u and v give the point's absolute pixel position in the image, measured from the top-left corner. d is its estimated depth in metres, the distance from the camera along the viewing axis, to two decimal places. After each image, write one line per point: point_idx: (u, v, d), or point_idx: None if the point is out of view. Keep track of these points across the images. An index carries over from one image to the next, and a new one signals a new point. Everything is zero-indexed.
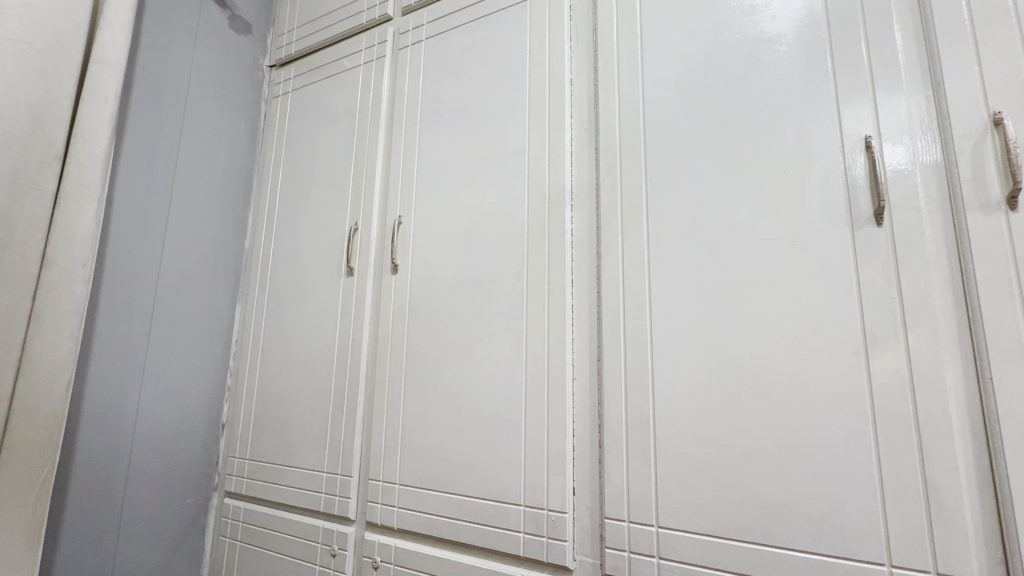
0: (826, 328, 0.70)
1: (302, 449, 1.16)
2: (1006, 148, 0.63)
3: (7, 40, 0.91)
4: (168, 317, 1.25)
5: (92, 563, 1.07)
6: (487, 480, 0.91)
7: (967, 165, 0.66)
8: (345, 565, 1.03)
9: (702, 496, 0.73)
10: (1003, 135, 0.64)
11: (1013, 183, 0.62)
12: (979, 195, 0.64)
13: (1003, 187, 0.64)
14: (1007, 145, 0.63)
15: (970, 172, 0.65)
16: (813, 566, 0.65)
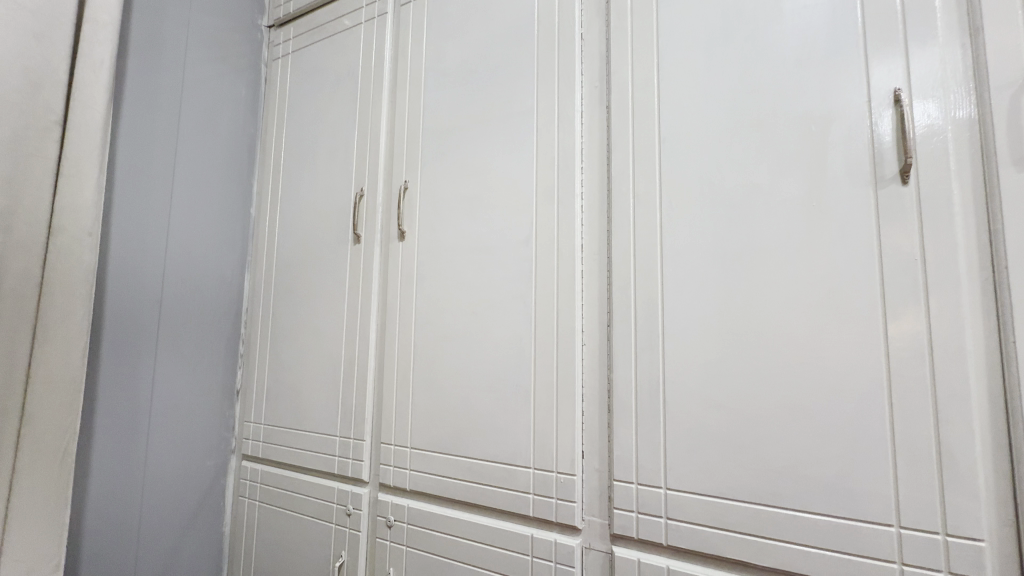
0: (844, 291, 0.68)
1: (315, 414, 1.18)
2: None
3: None
4: (179, 286, 1.26)
5: (120, 521, 1.12)
6: (497, 443, 0.92)
7: (1003, 119, 0.62)
8: (360, 524, 1.07)
9: (711, 458, 0.73)
10: None
11: None
12: (1014, 151, 0.61)
13: None
14: None
15: (1006, 126, 0.62)
16: (820, 527, 0.66)
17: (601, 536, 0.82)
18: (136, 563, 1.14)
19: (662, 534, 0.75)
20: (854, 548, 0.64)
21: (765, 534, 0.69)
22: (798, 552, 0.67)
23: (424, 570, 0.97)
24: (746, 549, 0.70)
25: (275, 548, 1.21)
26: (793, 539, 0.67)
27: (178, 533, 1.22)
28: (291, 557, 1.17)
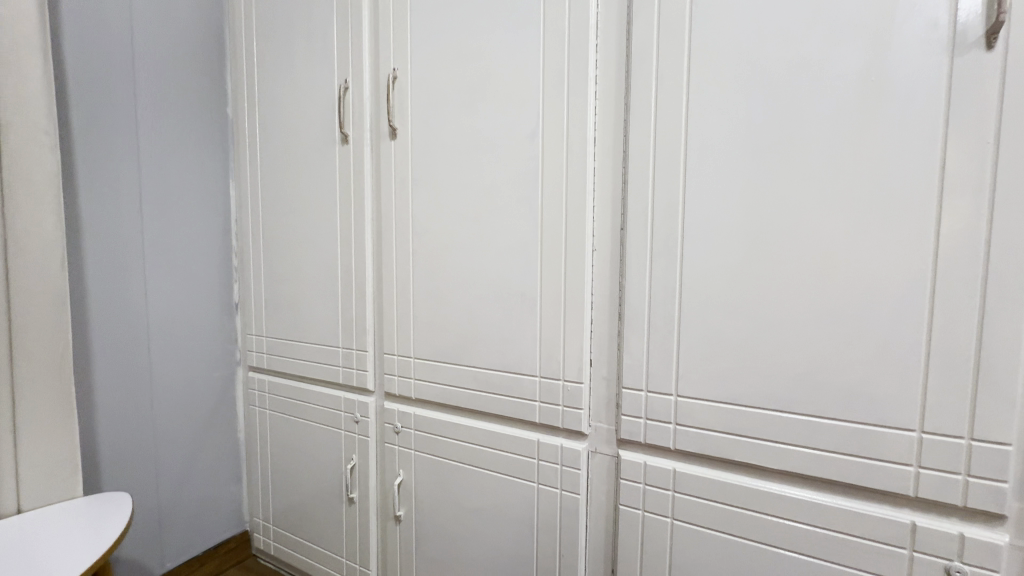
0: (895, 184, 0.59)
1: (315, 326, 1.16)
2: None
3: None
4: (158, 195, 1.17)
5: (133, 430, 1.13)
6: (502, 353, 0.89)
7: None
8: (368, 430, 1.08)
9: (725, 366, 0.70)
10: None
11: None
12: None
13: None
14: None
15: None
16: (836, 432, 0.64)
17: (607, 440, 0.82)
18: (157, 467, 1.18)
19: (670, 440, 0.75)
20: (869, 452, 0.62)
21: (777, 438, 0.67)
22: (809, 456, 0.65)
23: (433, 473, 1.00)
24: (756, 453, 0.69)
25: (289, 452, 1.25)
26: (806, 444, 0.66)
27: (194, 439, 1.25)
28: (305, 460, 1.22)
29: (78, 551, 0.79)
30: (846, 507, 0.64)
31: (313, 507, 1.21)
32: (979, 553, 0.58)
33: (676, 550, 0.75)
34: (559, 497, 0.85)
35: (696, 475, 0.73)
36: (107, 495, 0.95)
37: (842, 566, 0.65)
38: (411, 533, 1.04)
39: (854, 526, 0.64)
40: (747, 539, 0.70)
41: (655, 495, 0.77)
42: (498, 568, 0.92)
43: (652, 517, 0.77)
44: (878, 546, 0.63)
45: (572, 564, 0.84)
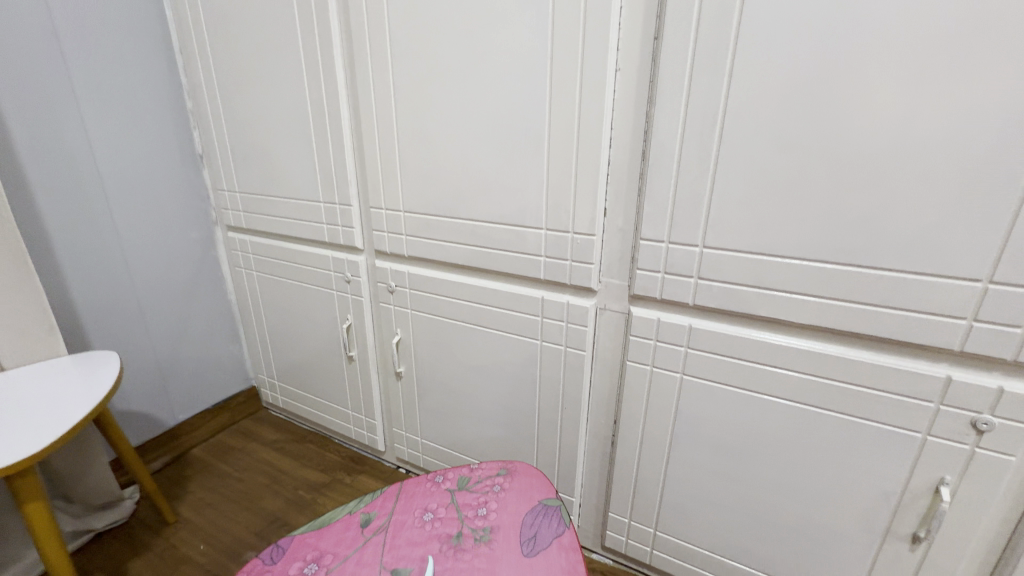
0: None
1: (291, 179, 1.03)
2: None
3: None
4: (75, 13, 0.93)
5: (110, 292, 1.06)
6: (503, 203, 0.78)
7: None
8: (361, 291, 1.02)
9: (766, 211, 0.60)
10: None
11: None
12: None
13: None
14: None
15: None
16: (884, 285, 0.56)
17: (619, 297, 0.75)
18: (147, 329, 1.14)
19: (690, 295, 0.68)
20: (919, 305, 0.55)
21: (813, 291, 0.60)
22: (847, 309, 0.59)
23: (431, 332, 0.96)
24: (785, 308, 0.62)
25: (282, 314, 1.21)
26: (846, 298, 0.59)
27: (181, 301, 1.21)
28: (300, 321, 1.19)
29: (69, 405, 0.78)
30: (877, 362, 0.60)
31: (314, 365, 1.21)
32: (1015, 406, 0.54)
33: (683, 403, 0.74)
34: (563, 354, 0.81)
35: (714, 331, 0.68)
36: (96, 354, 0.91)
37: (858, 417, 0.62)
38: (412, 388, 1.04)
39: (880, 380, 0.60)
40: (760, 393, 0.68)
41: (666, 351, 0.72)
42: (500, 418, 0.94)
43: (661, 373, 0.74)
44: (902, 399, 0.59)
45: (573, 415, 0.84)
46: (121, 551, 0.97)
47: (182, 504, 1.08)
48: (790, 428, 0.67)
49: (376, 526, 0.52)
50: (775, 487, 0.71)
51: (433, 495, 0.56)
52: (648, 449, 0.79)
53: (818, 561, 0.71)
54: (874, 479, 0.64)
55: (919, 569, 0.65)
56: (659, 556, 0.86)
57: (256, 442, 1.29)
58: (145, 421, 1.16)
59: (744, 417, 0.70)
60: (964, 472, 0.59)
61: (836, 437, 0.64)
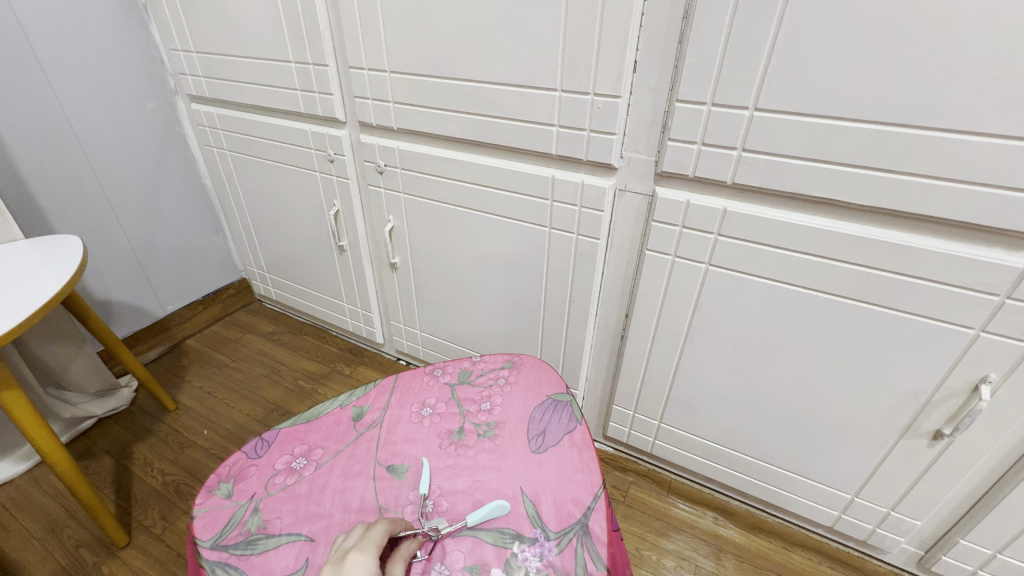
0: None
1: (251, 32, 0.86)
2: None
3: None
4: None
5: (64, 170, 0.95)
6: (509, 56, 0.64)
7: None
8: (346, 171, 0.91)
9: (845, 56, 0.47)
10: None
11: None
12: None
13: None
14: None
15: None
16: (976, 155, 0.46)
17: (643, 176, 0.65)
18: (116, 214, 1.05)
19: (730, 171, 0.58)
20: (1015, 180, 0.46)
21: (883, 164, 0.50)
22: (922, 186, 0.49)
23: (427, 218, 0.87)
24: (844, 185, 0.53)
25: (263, 200, 1.11)
26: (924, 172, 0.49)
27: (149, 184, 1.09)
28: (283, 208, 1.08)
29: (30, 290, 0.70)
30: (943, 249, 0.51)
31: (304, 255, 1.13)
32: None
33: (705, 295, 0.67)
34: (574, 242, 0.73)
35: (753, 215, 0.59)
36: (56, 238, 0.83)
37: (904, 312, 0.56)
38: (409, 280, 0.98)
39: (942, 270, 0.52)
40: (795, 284, 0.60)
41: (692, 238, 0.64)
42: (503, 311, 0.88)
43: (683, 263, 0.66)
44: (962, 292, 0.52)
45: (582, 308, 0.79)
46: (125, 436, 0.97)
47: (182, 393, 1.08)
48: (823, 323, 0.61)
49: (370, 421, 0.48)
50: (793, 382, 0.67)
51: (433, 389, 0.51)
52: (661, 343, 0.75)
53: (826, 453, 0.70)
54: (907, 377, 0.59)
55: (933, 463, 0.63)
56: (661, 445, 0.86)
57: (252, 333, 1.27)
58: (132, 312, 1.12)
59: (772, 311, 0.64)
60: (1012, 369, 0.54)
61: (874, 332, 0.58)
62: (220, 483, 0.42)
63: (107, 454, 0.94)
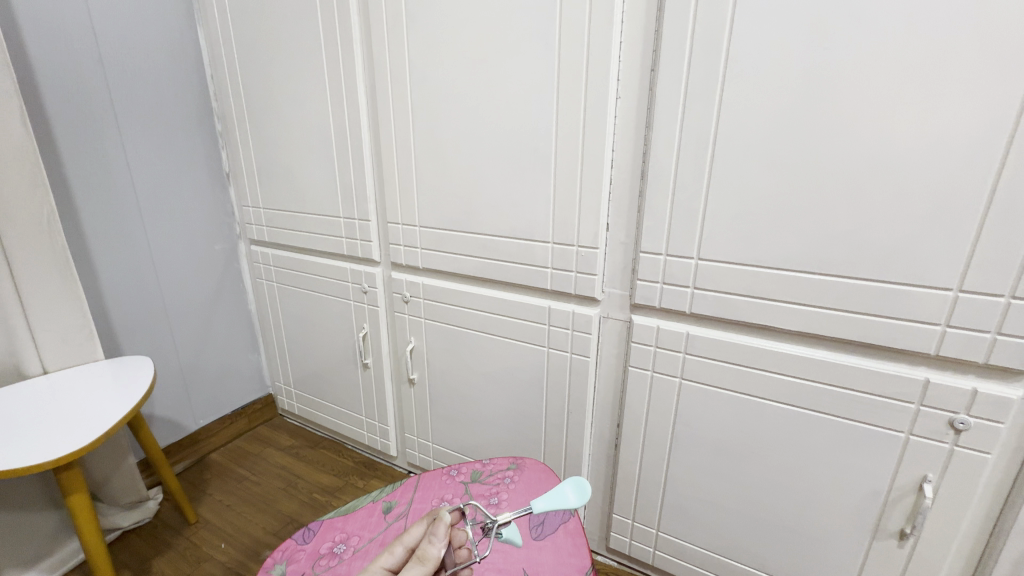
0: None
1: (312, 195, 1.10)
2: None
3: None
4: (118, 47, 1.02)
5: (140, 300, 1.13)
6: (513, 218, 0.84)
7: None
8: (377, 300, 1.08)
9: (755, 224, 0.65)
10: None
11: None
12: None
13: None
14: None
15: None
16: (864, 293, 0.61)
17: (621, 306, 0.81)
18: (173, 337, 1.21)
19: (687, 304, 0.73)
20: (896, 311, 0.60)
21: (798, 299, 0.65)
22: (831, 316, 0.64)
23: (443, 339, 1.01)
24: (774, 315, 0.67)
25: (300, 323, 1.27)
26: (831, 305, 0.64)
27: (205, 310, 1.27)
28: (317, 330, 1.24)
29: (109, 405, 0.84)
30: (861, 365, 0.64)
31: (330, 372, 1.26)
32: (988, 406, 0.58)
33: (682, 405, 0.78)
34: (569, 360, 0.86)
35: (710, 338, 0.73)
36: (128, 360, 0.97)
37: (844, 419, 0.67)
38: (424, 394, 1.09)
39: (865, 383, 0.64)
40: (754, 396, 0.72)
41: (665, 356, 0.77)
42: (508, 422, 0.98)
43: (660, 377, 0.79)
44: (885, 400, 0.64)
45: (578, 419, 0.89)
46: (146, 549, 1.01)
47: (202, 506, 1.13)
48: (783, 430, 0.71)
49: (398, 513, 0.57)
50: (769, 486, 0.75)
51: (449, 486, 0.61)
52: (650, 450, 0.84)
53: (813, 558, 0.75)
54: (862, 479, 0.67)
55: (908, 565, 0.68)
56: (661, 556, 0.89)
57: (272, 448, 1.34)
58: (169, 425, 1.22)
59: (739, 419, 0.74)
60: (945, 470, 0.62)
61: (826, 437, 0.68)
62: (274, 565, 0.51)
63: (125, 568, 0.97)
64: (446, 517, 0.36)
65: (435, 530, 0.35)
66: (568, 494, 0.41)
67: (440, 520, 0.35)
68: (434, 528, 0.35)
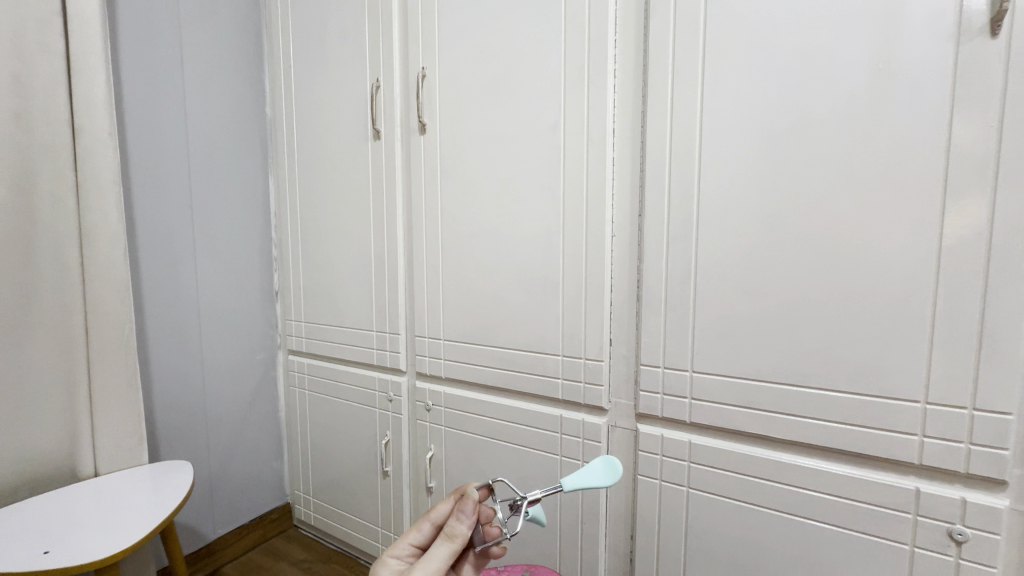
0: (911, 157, 0.61)
1: (350, 311, 1.24)
2: None
3: None
4: (205, 193, 1.26)
5: (185, 406, 1.23)
6: (527, 334, 0.95)
7: None
8: (401, 408, 1.16)
9: (739, 342, 0.74)
10: None
11: (1000, 3, 0.55)
12: (963, 16, 0.57)
13: (988, 7, 0.56)
14: None
15: None
16: (844, 405, 0.68)
17: (627, 416, 0.87)
18: (207, 442, 1.28)
19: (686, 414, 0.80)
20: (875, 422, 0.66)
21: (786, 410, 0.72)
22: (818, 427, 0.69)
23: (461, 447, 1.06)
24: (767, 425, 0.73)
25: (327, 430, 1.34)
26: (816, 416, 0.70)
27: (240, 417, 1.36)
28: (341, 437, 1.30)
29: (146, 509, 0.89)
30: (854, 474, 0.68)
31: (350, 481, 1.29)
32: (980, 516, 0.61)
33: (692, 516, 0.80)
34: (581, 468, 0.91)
35: (711, 446, 0.78)
36: (168, 465, 1.04)
37: (848, 530, 0.69)
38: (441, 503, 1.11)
39: (861, 493, 0.67)
40: (759, 506, 0.75)
41: (671, 464, 0.82)
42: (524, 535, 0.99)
43: (668, 486, 0.82)
44: (883, 511, 0.66)
45: (593, 530, 0.90)
46: None
47: None
48: (792, 542, 0.73)
49: None
50: None
51: None
52: (665, 565, 0.84)
53: None
54: None
55: None
56: None
57: (284, 562, 1.32)
58: (189, 534, 1.23)
59: (748, 531, 0.76)
60: None
61: (835, 551, 0.70)
62: None
63: None
64: (473, 494, 0.43)
65: (463, 506, 0.42)
66: (601, 470, 0.48)
67: (467, 498, 0.42)
68: (463, 505, 0.42)
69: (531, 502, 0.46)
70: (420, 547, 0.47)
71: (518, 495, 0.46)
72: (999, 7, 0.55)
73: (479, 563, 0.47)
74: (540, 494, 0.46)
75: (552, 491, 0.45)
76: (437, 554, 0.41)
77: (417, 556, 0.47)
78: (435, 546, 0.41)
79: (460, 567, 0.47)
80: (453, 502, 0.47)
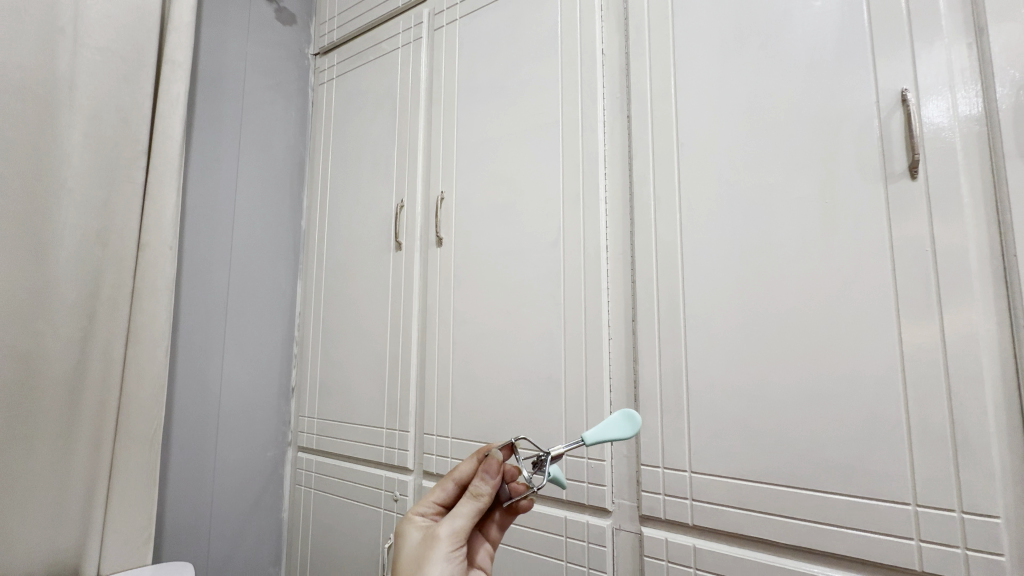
0: (864, 275, 0.71)
1: (362, 408, 1.29)
2: (909, 125, 0.68)
3: (98, 66, 1.03)
4: (240, 296, 1.38)
5: (192, 503, 1.24)
6: (532, 432, 0.99)
7: (973, 132, 0.66)
8: (406, 508, 1.16)
9: (733, 442, 0.78)
10: (907, 113, 0.69)
11: (912, 154, 0.68)
12: (886, 163, 0.70)
13: (905, 157, 0.69)
14: (910, 120, 0.68)
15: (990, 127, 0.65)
16: (839, 508, 0.69)
17: (631, 518, 0.88)
18: (209, 542, 1.27)
19: (689, 516, 0.80)
20: (872, 525, 0.67)
21: (785, 513, 0.73)
22: (818, 530, 0.70)
23: None
24: (768, 528, 0.74)
25: (329, 533, 1.31)
26: (815, 519, 0.71)
27: (244, 516, 1.34)
28: (343, 541, 1.28)
29: None
30: None
31: None
32: None
33: None
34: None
35: (715, 551, 0.78)
36: (170, 565, 1.04)
37: None
38: None
39: None
40: None
41: (677, 571, 0.81)
42: None
43: None
44: None
45: None
46: None
47: None
48: None
49: None
50: None
51: None
52: None
53: None
54: None
55: None
56: None
57: None
58: None
59: None
60: None
61: None
62: None
63: None
64: (496, 456, 0.50)
65: (487, 467, 0.50)
66: (618, 424, 0.56)
67: (491, 460, 0.50)
68: (487, 466, 0.50)
69: (553, 459, 0.55)
70: (445, 504, 0.54)
71: (542, 454, 0.56)
72: (912, 157, 0.68)
73: (504, 521, 0.57)
74: (562, 452, 0.55)
75: (573, 445, 0.54)
76: (462, 511, 0.48)
77: (442, 513, 0.54)
78: (461, 504, 0.49)
79: (487, 525, 0.56)
80: (475, 464, 0.55)
